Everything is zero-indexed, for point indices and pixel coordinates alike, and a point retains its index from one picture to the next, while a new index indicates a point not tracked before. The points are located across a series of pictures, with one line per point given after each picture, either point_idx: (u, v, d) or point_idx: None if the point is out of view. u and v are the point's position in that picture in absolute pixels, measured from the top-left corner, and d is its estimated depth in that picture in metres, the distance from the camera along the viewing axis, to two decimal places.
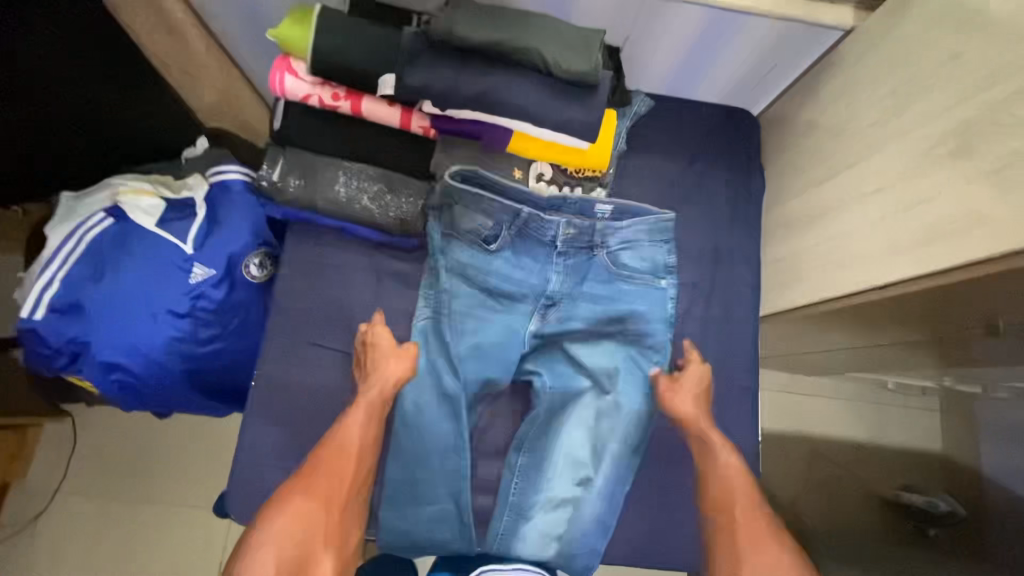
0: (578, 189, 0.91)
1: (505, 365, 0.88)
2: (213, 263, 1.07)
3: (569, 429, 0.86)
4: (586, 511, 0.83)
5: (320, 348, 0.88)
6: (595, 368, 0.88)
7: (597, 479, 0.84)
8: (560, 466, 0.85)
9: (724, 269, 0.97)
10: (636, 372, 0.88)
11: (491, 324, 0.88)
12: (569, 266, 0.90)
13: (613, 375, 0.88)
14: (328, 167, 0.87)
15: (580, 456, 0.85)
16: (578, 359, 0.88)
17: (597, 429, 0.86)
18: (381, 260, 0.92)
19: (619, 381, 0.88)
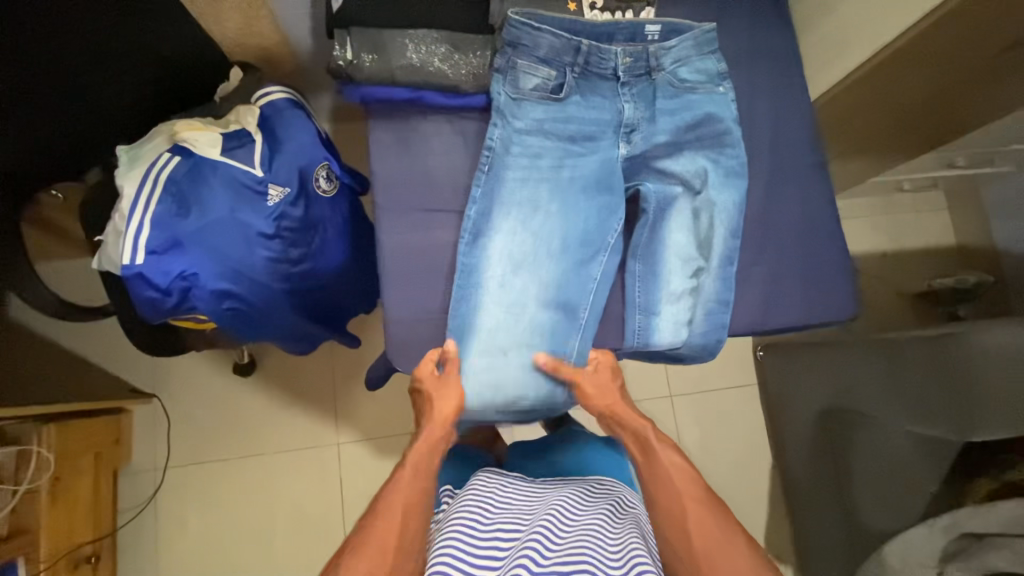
0: (629, 12, 0.96)
1: (609, 192, 0.95)
2: (286, 182, 1.10)
3: (674, 227, 0.96)
4: (705, 290, 0.95)
5: (432, 212, 0.93)
6: (687, 171, 0.96)
7: (707, 265, 0.95)
8: (672, 262, 0.96)
9: (772, 65, 1.03)
10: (719, 170, 0.97)
11: (581, 161, 0.96)
12: (635, 93, 0.97)
13: (704, 177, 0.96)
14: (395, 37, 0.89)
15: (685, 248, 0.96)
16: (671, 169, 0.97)
17: (696, 224, 0.96)
18: (462, 124, 0.96)
19: (712, 181, 0.96)
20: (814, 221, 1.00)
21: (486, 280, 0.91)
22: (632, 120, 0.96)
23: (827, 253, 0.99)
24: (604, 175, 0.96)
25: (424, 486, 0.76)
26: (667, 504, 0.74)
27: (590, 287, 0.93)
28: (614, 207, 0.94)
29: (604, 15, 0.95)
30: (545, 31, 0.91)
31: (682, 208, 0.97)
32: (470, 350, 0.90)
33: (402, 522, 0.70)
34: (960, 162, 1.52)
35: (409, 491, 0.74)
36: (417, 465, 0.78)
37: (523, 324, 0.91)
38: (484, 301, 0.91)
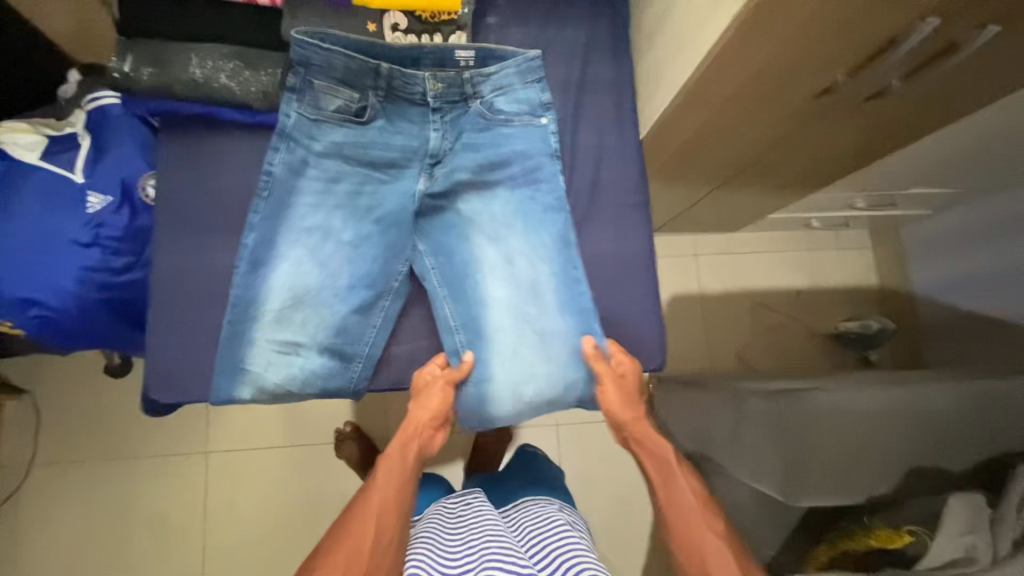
0: (437, 36, 0.91)
1: (405, 223, 0.91)
2: (107, 190, 1.07)
3: (473, 263, 0.90)
4: (495, 334, 0.89)
5: (213, 235, 0.89)
6: (490, 206, 0.92)
7: (500, 309, 0.89)
8: (480, 305, 0.89)
9: (603, 100, 0.98)
10: (535, 206, 0.92)
11: (380, 197, 0.91)
12: (445, 122, 0.92)
13: (514, 222, 0.91)
14: (178, 50, 0.86)
15: (481, 288, 0.90)
16: (473, 206, 0.92)
17: (495, 263, 0.91)
18: (260, 142, 0.92)
19: (518, 226, 0.91)
20: (628, 263, 0.94)
21: (255, 313, 0.85)
22: (439, 151, 0.92)
23: (637, 301, 0.94)
24: (400, 210, 0.91)
25: (401, 483, 0.80)
26: (681, 534, 0.76)
27: (373, 327, 0.89)
28: (406, 245, 0.91)
29: (408, 37, 0.89)
30: (336, 50, 0.84)
31: (494, 263, 0.91)
32: (233, 378, 0.84)
33: (380, 515, 0.75)
34: (860, 204, 1.43)
35: (389, 486, 0.79)
36: (397, 462, 0.83)
37: (292, 363, 0.85)
38: (252, 334, 0.84)
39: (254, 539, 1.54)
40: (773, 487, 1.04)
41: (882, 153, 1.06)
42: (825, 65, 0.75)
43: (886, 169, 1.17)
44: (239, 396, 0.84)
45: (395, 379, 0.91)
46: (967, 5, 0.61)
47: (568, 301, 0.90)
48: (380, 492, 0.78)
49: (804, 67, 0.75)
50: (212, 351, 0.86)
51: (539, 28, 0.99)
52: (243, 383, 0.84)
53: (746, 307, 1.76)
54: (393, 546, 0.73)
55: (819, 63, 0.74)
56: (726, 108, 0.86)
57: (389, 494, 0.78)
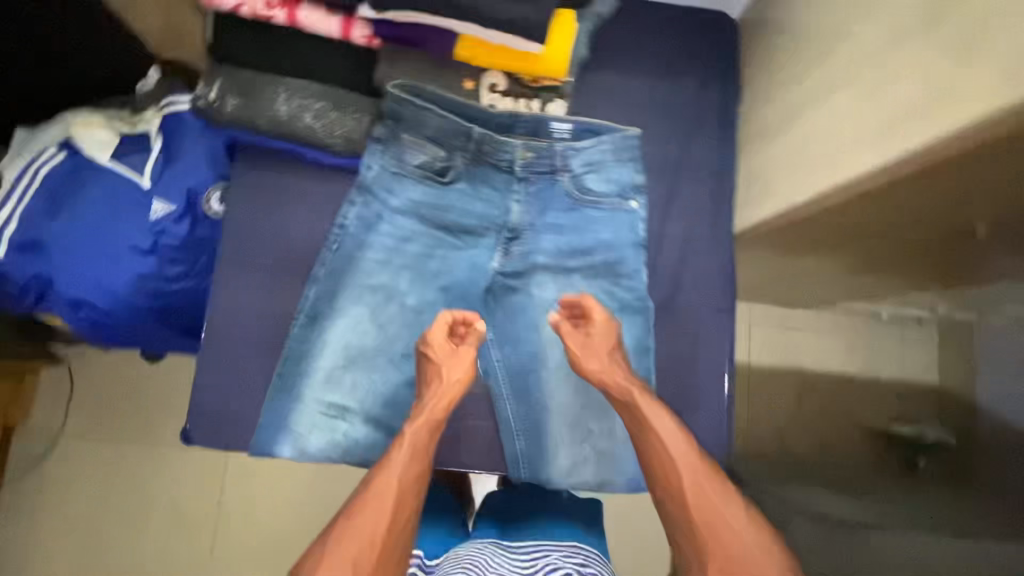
0: (535, 101, 0.85)
1: (472, 296, 0.86)
2: (172, 198, 1.05)
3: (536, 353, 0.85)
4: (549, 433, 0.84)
5: (275, 276, 0.86)
6: (563, 291, 0.86)
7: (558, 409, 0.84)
8: (536, 400, 0.85)
9: (697, 187, 0.91)
10: (613, 303, 0.86)
11: (451, 270, 0.87)
12: (529, 194, 0.87)
13: None
14: (267, 83, 0.82)
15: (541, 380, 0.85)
16: (548, 294, 0.86)
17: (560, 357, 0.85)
18: (335, 188, 0.88)
19: None
20: (699, 372, 0.88)
21: (308, 369, 0.83)
22: (519, 227, 0.87)
23: (700, 415, 0.87)
24: (469, 281, 0.87)
25: (420, 467, 0.70)
26: (678, 496, 0.65)
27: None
28: (471, 325, 0.87)
29: (505, 100, 0.84)
30: (433, 110, 0.82)
31: (561, 364, 0.85)
32: (276, 432, 0.82)
33: (396, 503, 0.65)
34: (941, 311, 1.33)
35: (408, 469, 0.68)
36: (416, 441, 0.71)
37: (338, 425, 0.83)
38: (303, 392, 0.82)
39: (260, 545, 1.53)
40: None
41: (995, 282, 0.96)
42: (968, 217, 0.65)
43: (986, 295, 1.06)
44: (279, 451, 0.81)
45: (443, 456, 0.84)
46: None
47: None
48: (398, 475, 0.68)
49: (944, 217, 0.66)
50: (259, 397, 0.84)
51: (642, 101, 0.91)
52: (285, 441, 0.81)
53: None
54: (402, 540, 0.65)
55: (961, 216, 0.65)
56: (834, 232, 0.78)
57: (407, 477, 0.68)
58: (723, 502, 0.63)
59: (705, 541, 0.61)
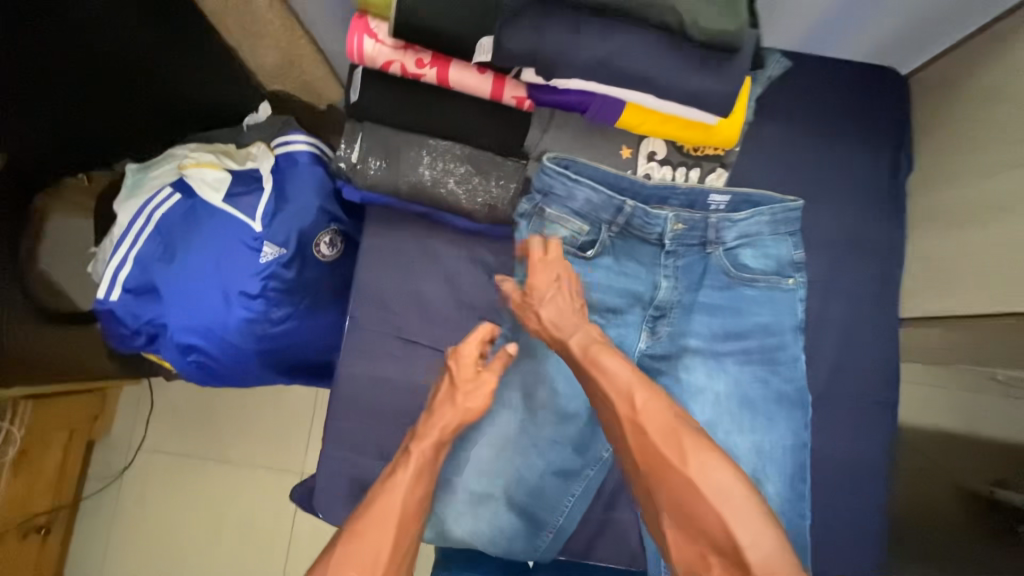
0: (694, 170, 0.79)
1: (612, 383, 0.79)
2: (283, 242, 1.01)
3: None
4: None
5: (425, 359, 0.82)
6: (713, 376, 0.80)
7: None
8: None
9: (860, 266, 0.84)
10: (767, 393, 0.79)
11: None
12: (679, 269, 0.79)
13: (740, 415, 0.79)
14: (411, 145, 0.77)
15: None
16: (697, 380, 0.79)
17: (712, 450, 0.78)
18: (465, 253, 0.84)
19: (746, 423, 0.78)
20: (854, 468, 0.82)
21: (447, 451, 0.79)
22: (668, 305, 0.80)
23: (857, 513, 0.82)
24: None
25: (424, 491, 0.69)
26: (645, 459, 0.61)
27: (572, 497, 0.79)
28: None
29: (663, 169, 0.78)
30: (585, 183, 0.75)
31: None
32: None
33: (398, 528, 0.64)
34: None
35: (410, 493, 0.67)
36: (422, 466, 0.70)
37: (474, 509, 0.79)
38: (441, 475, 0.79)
39: None
40: None
41: None
42: None
43: None
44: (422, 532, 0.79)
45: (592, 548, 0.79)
46: None
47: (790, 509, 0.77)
48: (400, 500, 0.66)
49: None
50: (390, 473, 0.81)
51: (805, 169, 0.84)
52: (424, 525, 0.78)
53: None
54: (407, 563, 0.64)
55: None
56: None
57: (410, 503, 0.67)
58: (701, 468, 0.58)
59: (682, 514, 0.58)
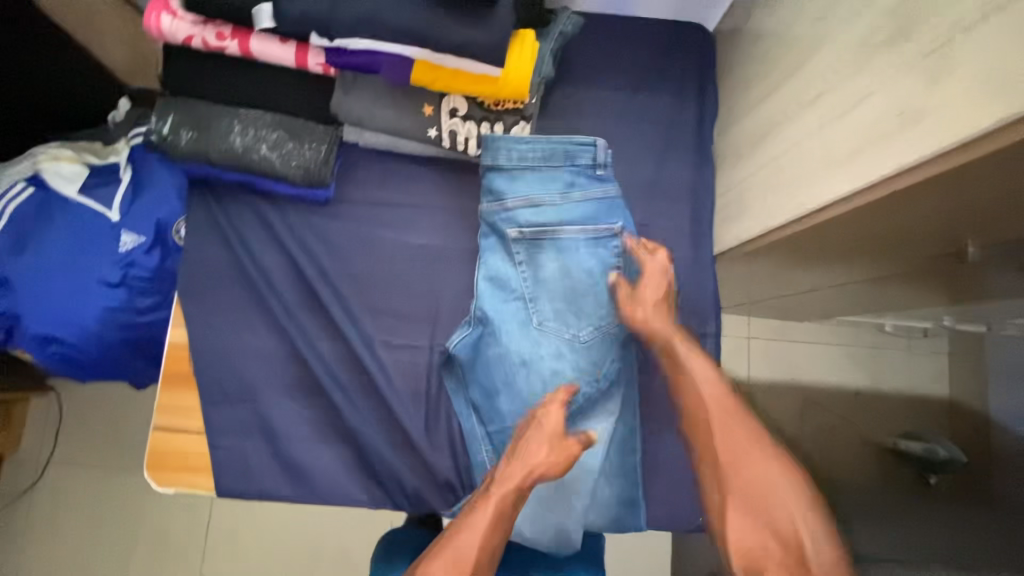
0: (498, 125, 0.81)
1: (474, 335, 0.80)
2: (141, 229, 1.03)
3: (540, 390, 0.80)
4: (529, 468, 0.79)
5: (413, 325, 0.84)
6: (565, 322, 0.81)
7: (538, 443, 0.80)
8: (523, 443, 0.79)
9: (672, 209, 0.88)
10: (592, 334, 0.81)
11: (490, 335, 0.81)
12: (530, 228, 0.80)
13: (570, 354, 0.81)
14: (222, 114, 0.80)
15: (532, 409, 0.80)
16: (546, 327, 0.81)
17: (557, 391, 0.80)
18: (291, 219, 0.86)
19: (572, 362, 0.80)
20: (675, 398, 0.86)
21: (284, 417, 0.82)
22: (571, 278, 0.81)
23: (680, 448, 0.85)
24: (481, 337, 0.81)
25: (497, 544, 0.64)
26: (727, 462, 0.66)
27: (426, 447, 0.81)
28: (492, 387, 0.80)
29: (466, 125, 0.80)
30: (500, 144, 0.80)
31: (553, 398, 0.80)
32: (250, 475, 0.81)
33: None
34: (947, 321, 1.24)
35: (479, 535, 0.63)
36: (495, 517, 0.65)
37: (309, 461, 0.82)
38: (281, 437, 0.82)
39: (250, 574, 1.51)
40: None
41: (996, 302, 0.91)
42: (959, 233, 0.61)
43: (993, 311, 1.00)
44: (260, 489, 0.81)
45: (422, 491, 0.81)
46: None
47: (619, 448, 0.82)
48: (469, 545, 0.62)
49: (922, 234, 0.64)
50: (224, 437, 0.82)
51: (614, 123, 0.90)
52: (256, 482, 0.81)
53: (795, 402, 1.62)
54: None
55: (941, 234, 0.62)
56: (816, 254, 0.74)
57: (481, 556, 0.61)
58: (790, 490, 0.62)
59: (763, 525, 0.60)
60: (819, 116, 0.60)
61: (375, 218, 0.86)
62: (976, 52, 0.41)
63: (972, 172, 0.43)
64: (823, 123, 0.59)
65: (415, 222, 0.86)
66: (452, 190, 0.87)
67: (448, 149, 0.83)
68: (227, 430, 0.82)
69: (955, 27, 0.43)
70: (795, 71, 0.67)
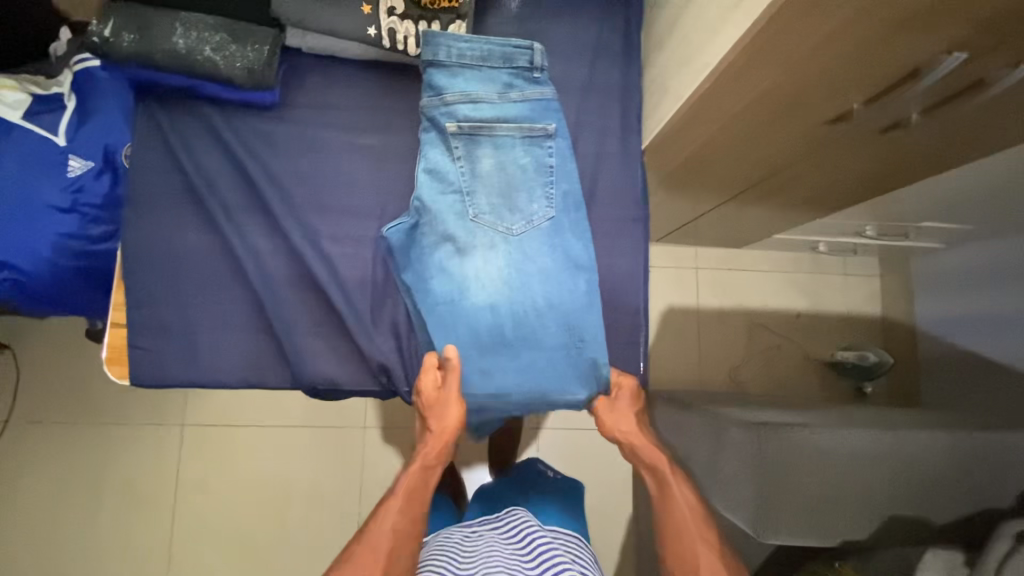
0: (435, 23, 0.85)
1: (414, 224, 0.86)
2: (89, 155, 1.02)
3: (473, 277, 0.85)
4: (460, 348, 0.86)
5: (352, 224, 0.88)
6: (496, 215, 0.86)
7: (469, 329, 0.86)
8: (457, 324, 0.85)
9: (604, 108, 0.95)
10: (524, 226, 0.86)
11: (430, 224, 0.85)
12: (465, 125, 0.85)
13: (503, 245, 0.86)
14: (163, 18, 0.82)
15: (468, 296, 0.85)
16: (484, 220, 0.85)
17: (491, 279, 0.85)
18: (238, 123, 0.88)
19: (507, 254, 0.86)
20: (608, 284, 0.93)
21: (231, 313, 0.85)
22: (507, 172, 0.86)
23: (613, 328, 0.93)
24: (417, 226, 0.86)
25: (415, 514, 0.77)
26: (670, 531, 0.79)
27: (369, 334, 0.86)
28: (430, 274, 0.86)
29: (405, 24, 0.84)
30: (443, 41, 0.84)
31: (484, 285, 0.85)
32: (181, 368, 0.83)
33: (388, 551, 0.73)
34: (869, 232, 1.35)
35: (400, 519, 0.76)
36: (411, 489, 0.79)
37: (250, 354, 0.85)
38: (217, 334, 0.84)
39: (221, 518, 1.51)
40: (746, 521, 1.01)
41: (896, 187, 1.01)
42: (845, 88, 0.68)
43: (901, 201, 1.10)
44: (198, 381, 0.84)
45: (357, 378, 0.87)
46: (1001, 40, 0.55)
47: (563, 329, 0.86)
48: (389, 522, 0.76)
49: (814, 103, 0.72)
50: (148, 336, 0.84)
51: (547, 27, 0.95)
52: (190, 374, 0.83)
53: (742, 325, 1.71)
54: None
55: (831, 97, 0.70)
56: (731, 130, 0.81)
57: (402, 524, 0.75)
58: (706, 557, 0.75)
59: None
60: None
61: (321, 119, 0.90)
62: None
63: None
64: None
65: (362, 125, 0.90)
66: (396, 92, 0.91)
67: (389, 49, 0.87)
68: (151, 331, 0.83)
69: None
70: None
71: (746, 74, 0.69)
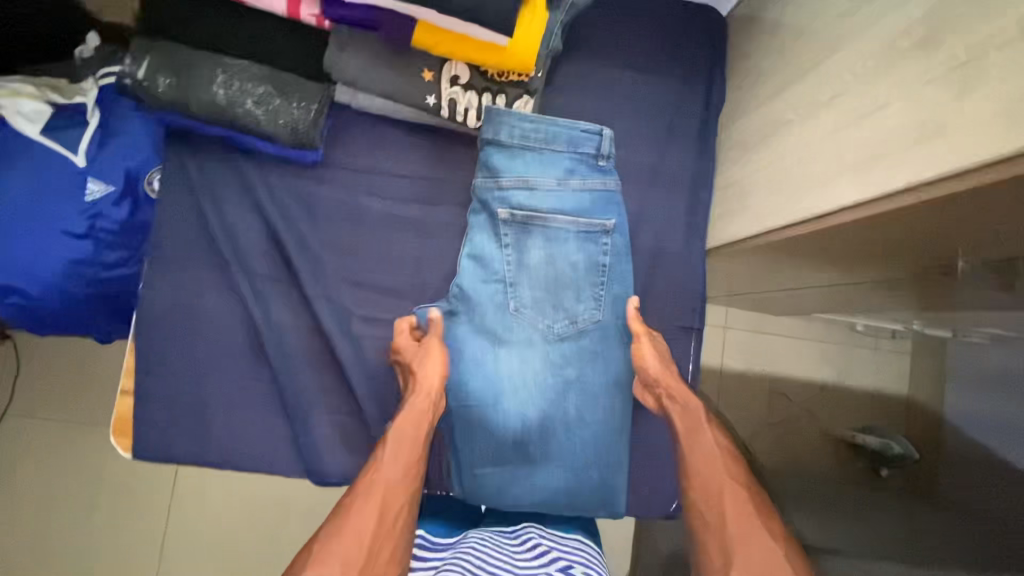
0: (501, 96, 0.78)
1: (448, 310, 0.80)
2: (108, 173, 0.76)
3: (506, 378, 0.79)
4: (480, 453, 0.80)
5: (382, 305, 0.82)
6: (537, 312, 0.79)
7: (491, 438, 0.79)
8: (480, 425, 0.79)
9: (667, 201, 0.88)
10: (566, 330, 0.80)
11: (467, 314, 0.79)
12: (517, 214, 0.77)
13: (543, 346, 0.80)
14: (204, 62, 0.73)
15: (497, 400, 0.78)
16: (523, 315, 0.79)
17: (526, 380, 0.79)
18: (270, 181, 0.81)
19: (546, 356, 0.80)
20: None
21: (248, 387, 0.81)
22: (556, 267, 0.79)
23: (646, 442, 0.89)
24: (451, 313, 0.80)
25: (407, 464, 0.68)
26: (705, 479, 0.71)
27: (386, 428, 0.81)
28: (458, 366, 0.79)
29: (467, 94, 0.77)
30: (506, 118, 0.76)
31: (514, 389, 0.78)
32: (191, 443, 0.79)
33: (382, 502, 0.63)
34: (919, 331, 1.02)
35: (392, 472, 0.66)
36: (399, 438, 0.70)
37: (264, 435, 0.81)
38: (233, 410, 0.80)
39: None
40: None
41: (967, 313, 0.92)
42: None
43: None
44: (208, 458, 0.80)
45: None
46: None
47: (596, 444, 0.81)
48: (383, 478, 0.66)
49: None
50: (157, 406, 0.80)
51: (619, 105, 0.87)
52: (200, 451, 0.79)
53: None
54: (403, 535, 0.62)
55: None
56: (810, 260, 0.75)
57: (393, 477, 0.66)
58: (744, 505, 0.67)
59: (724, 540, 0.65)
60: (834, 120, 0.59)
61: (364, 184, 0.83)
62: (1006, 73, 0.39)
63: (978, 194, 0.42)
64: (836, 127, 0.58)
65: (409, 195, 0.83)
66: (448, 164, 0.84)
67: (446, 119, 0.79)
68: (163, 401, 0.79)
69: (992, 39, 0.41)
70: (812, 69, 0.65)
71: (836, 242, 0.62)
